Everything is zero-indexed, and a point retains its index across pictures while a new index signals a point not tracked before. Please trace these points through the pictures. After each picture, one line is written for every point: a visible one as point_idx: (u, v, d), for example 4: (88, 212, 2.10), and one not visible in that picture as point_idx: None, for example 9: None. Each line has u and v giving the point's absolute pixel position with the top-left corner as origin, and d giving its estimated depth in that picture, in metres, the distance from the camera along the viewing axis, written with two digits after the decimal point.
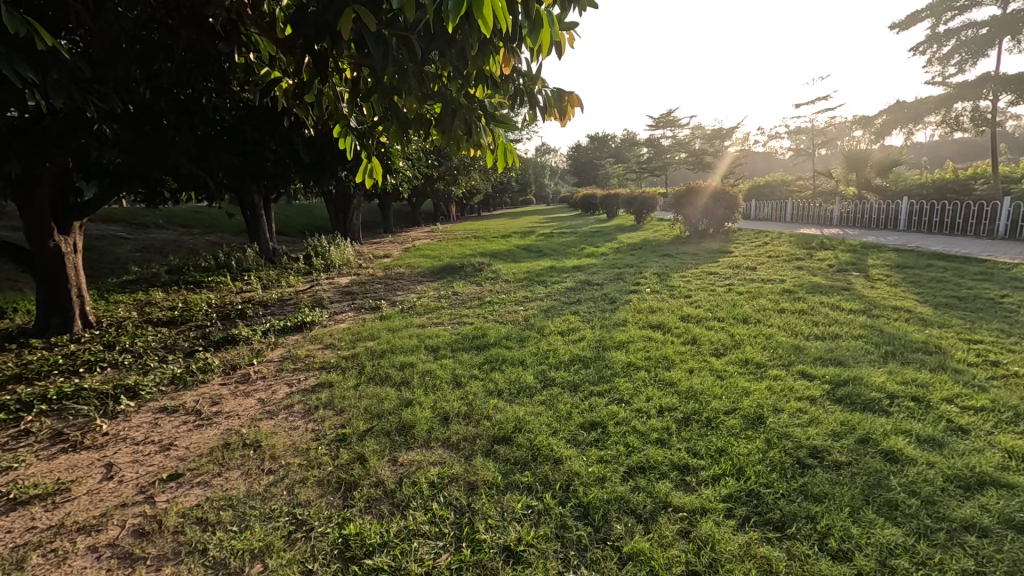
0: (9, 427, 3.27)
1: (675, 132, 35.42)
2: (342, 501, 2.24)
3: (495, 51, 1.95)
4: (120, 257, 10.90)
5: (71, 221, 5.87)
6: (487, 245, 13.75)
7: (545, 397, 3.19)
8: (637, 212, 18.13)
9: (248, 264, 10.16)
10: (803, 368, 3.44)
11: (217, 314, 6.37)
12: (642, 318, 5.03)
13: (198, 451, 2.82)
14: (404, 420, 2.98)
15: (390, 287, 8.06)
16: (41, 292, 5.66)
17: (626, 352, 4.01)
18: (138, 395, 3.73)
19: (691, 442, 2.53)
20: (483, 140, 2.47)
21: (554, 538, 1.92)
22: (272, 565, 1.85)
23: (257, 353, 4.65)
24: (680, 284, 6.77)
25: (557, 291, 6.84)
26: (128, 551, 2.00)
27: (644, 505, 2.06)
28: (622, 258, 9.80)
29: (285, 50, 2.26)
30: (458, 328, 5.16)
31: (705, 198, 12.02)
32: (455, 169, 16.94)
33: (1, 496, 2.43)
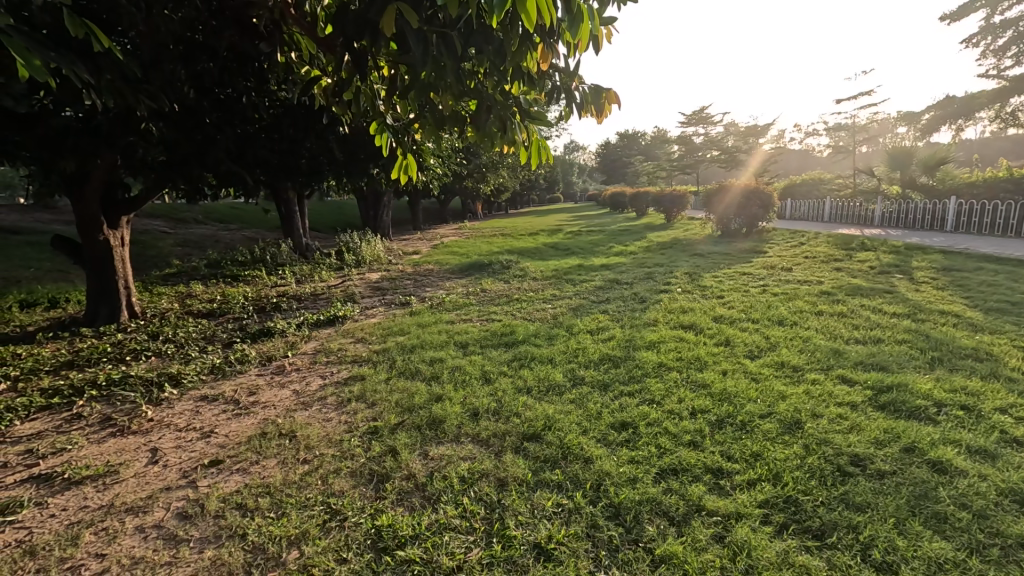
0: (63, 411, 3.45)
1: (707, 129, 34.74)
2: (374, 493, 2.28)
3: (533, 49, 1.94)
4: (163, 251, 11.36)
5: (119, 216, 6.14)
6: (516, 243, 13.75)
7: (575, 396, 3.18)
8: (667, 211, 17.85)
9: (282, 258, 10.44)
10: (843, 373, 3.32)
11: (254, 307, 6.57)
12: (673, 318, 4.96)
13: (237, 439, 2.91)
14: (434, 415, 3.01)
15: (419, 284, 8.16)
16: (91, 283, 5.94)
17: (657, 352, 3.96)
18: (180, 383, 3.88)
19: (725, 446, 2.48)
20: (518, 137, 2.47)
21: (585, 537, 1.91)
22: (308, 552, 1.90)
23: (292, 346, 4.78)
24: (712, 284, 6.63)
25: (586, 290, 6.79)
26: (172, 533, 2.09)
27: (677, 507, 2.03)
28: (652, 257, 9.68)
29: (326, 48, 2.30)
30: (487, 325, 5.19)
31: (741, 195, 11.70)
32: (484, 167, 16.99)
33: (57, 476, 2.56)
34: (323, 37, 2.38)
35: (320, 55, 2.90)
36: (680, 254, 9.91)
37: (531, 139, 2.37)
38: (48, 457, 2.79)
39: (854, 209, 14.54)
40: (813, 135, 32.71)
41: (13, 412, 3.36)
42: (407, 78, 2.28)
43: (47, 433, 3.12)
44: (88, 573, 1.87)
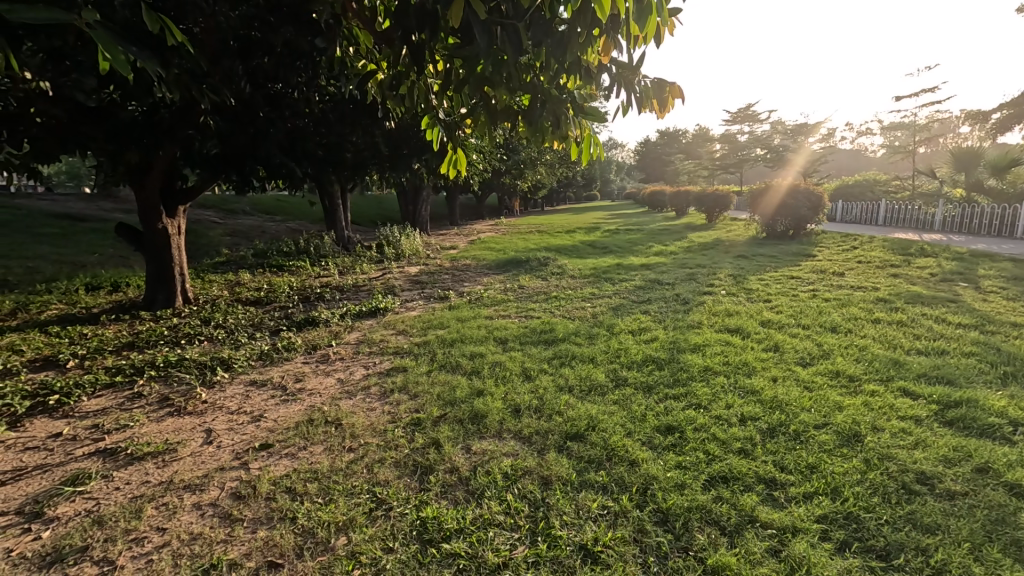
0: (125, 389, 3.64)
1: (753, 127, 33.63)
2: (418, 484, 2.30)
3: (595, 39, 1.87)
4: (213, 240, 11.85)
5: (176, 205, 6.43)
6: (552, 240, 13.65)
7: (617, 396, 3.13)
8: (709, 211, 17.38)
9: (325, 249, 10.73)
10: (905, 386, 3.14)
11: (299, 296, 6.76)
12: (717, 321, 4.82)
13: (285, 424, 3.00)
14: (477, 410, 3.01)
15: (457, 278, 8.22)
16: (150, 269, 6.24)
17: (702, 355, 3.84)
18: (231, 367, 4.03)
19: (778, 456, 2.38)
20: (571, 133, 2.41)
21: (632, 542, 1.87)
22: (356, 539, 1.93)
23: (336, 335, 4.89)
24: (759, 287, 6.41)
25: (625, 289, 6.69)
26: (227, 512, 2.16)
27: (729, 516, 1.97)
28: (693, 258, 9.46)
29: (384, 42, 2.31)
30: (526, 321, 5.18)
31: (786, 198, 11.35)
32: (523, 163, 16.96)
33: (120, 451, 2.70)
34: (382, 29, 2.39)
35: (375, 50, 2.91)
36: (723, 255, 9.64)
37: (584, 135, 2.34)
38: (112, 432, 2.94)
39: (913, 212, 13.77)
40: (867, 134, 31.18)
41: (81, 388, 3.57)
42: (464, 70, 2.27)
43: (111, 410, 3.30)
44: (151, 545, 1.96)
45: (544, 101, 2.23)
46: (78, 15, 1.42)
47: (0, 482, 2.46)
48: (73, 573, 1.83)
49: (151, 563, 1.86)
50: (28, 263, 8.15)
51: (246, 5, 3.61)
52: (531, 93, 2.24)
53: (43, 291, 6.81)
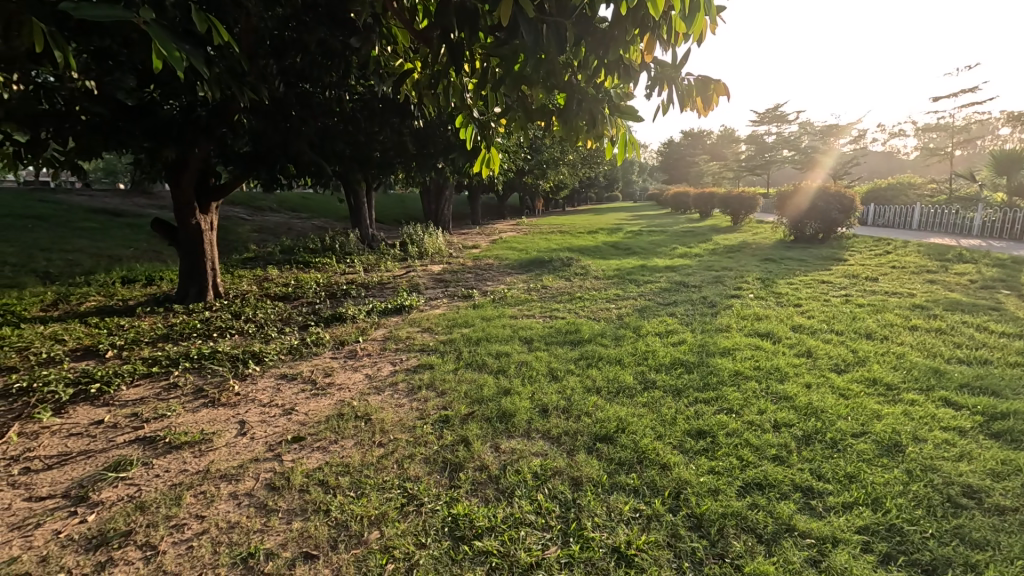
0: (161, 380, 3.75)
1: (781, 128, 32.99)
2: (448, 481, 2.31)
3: (635, 37, 1.84)
4: (242, 236, 12.11)
5: (209, 201, 6.57)
6: (574, 240, 13.59)
7: (646, 399, 3.09)
8: (735, 213, 17.08)
9: (350, 247, 10.87)
10: (947, 396, 3.03)
11: (325, 293, 6.86)
12: (747, 325, 4.73)
13: (316, 418, 3.05)
14: (504, 409, 3.01)
15: (481, 277, 8.24)
16: (183, 263, 6.40)
17: (732, 359, 3.78)
18: (262, 361, 4.12)
19: (815, 464, 2.32)
20: (606, 131, 2.38)
21: (666, 546, 1.85)
22: (388, 534, 1.95)
23: (362, 331, 4.95)
24: (788, 291, 6.28)
25: (651, 291, 6.62)
26: (263, 502, 2.20)
27: (766, 525, 1.93)
28: (719, 260, 9.31)
29: (422, 41, 2.32)
30: (550, 321, 5.16)
31: (816, 200, 11.10)
32: (546, 163, 16.93)
33: (159, 440, 2.78)
34: (421, 28, 2.40)
35: (411, 49, 2.93)
36: (750, 258, 9.47)
37: (620, 134, 2.30)
38: (151, 421, 3.03)
39: (950, 216, 13.30)
40: (900, 136, 30.27)
41: (120, 377, 3.68)
42: (501, 69, 2.26)
43: (149, 399, 3.40)
44: (192, 532, 2.01)
45: (580, 100, 2.21)
46: (137, 14, 1.45)
47: (47, 466, 2.56)
48: (118, 556, 1.88)
49: (192, 549, 1.92)
50: (68, 255, 8.44)
51: (283, 6, 3.67)
52: (567, 92, 2.22)
53: (82, 283, 7.05)
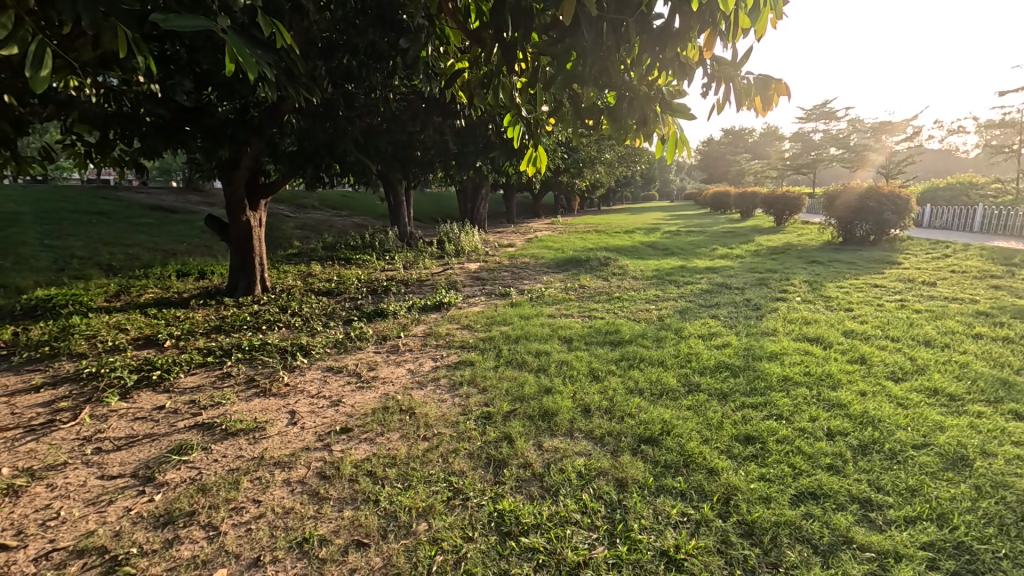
0: (216, 369, 3.93)
1: (828, 126, 31.71)
2: (492, 477, 2.34)
3: (693, 34, 1.82)
4: (286, 233, 12.53)
5: (259, 199, 6.82)
6: (610, 240, 13.46)
7: (691, 402, 3.03)
8: (778, 214, 16.52)
9: (389, 244, 11.09)
10: (1018, 408, 2.86)
11: (367, 289, 7.02)
12: (795, 329, 4.57)
13: (362, 410, 3.13)
14: (546, 407, 3.02)
15: (517, 276, 8.26)
16: (234, 258, 6.67)
17: (780, 364, 3.66)
18: (309, 353, 4.26)
19: (873, 475, 2.23)
20: (657, 131, 2.34)
21: (716, 553, 1.82)
22: (436, 526, 1.99)
23: (404, 327, 5.05)
24: (838, 295, 6.04)
25: (691, 293, 6.47)
26: (315, 490, 2.28)
27: (822, 536, 1.87)
28: (763, 262, 9.03)
29: (476, 42, 2.34)
30: (589, 321, 5.13)
31: (867, 200, 10.60)
32: (583, 162, 16.80)
33: (217, 426, 2.92)
34: (474, 29, 2.42)
35: (462, 50, 2.97)
36: (796, 260, 9.14)
37: (671, 133, 2.27)
38: (208, 408, 3.18)
39: (1017, 219, 12.48)
40: (961, 133, 28.56)
41: (178, 366, 3.87)
42: (551, 68, 2.27)
43: (206, 387, 3.57)
44: (249, 515, 2.10)
45: (631, 99, 2.20)
46: (215, 21, 1.52)
47: (116, 447, 2.72)
48: (183, 535, 1.99)
49: (251, 531, 2.00)
50: (129, 249, 8.94)
51: (336, 8, 3.78)
52: (618, 91, 2.22)
53: (142, 276, 7.45)
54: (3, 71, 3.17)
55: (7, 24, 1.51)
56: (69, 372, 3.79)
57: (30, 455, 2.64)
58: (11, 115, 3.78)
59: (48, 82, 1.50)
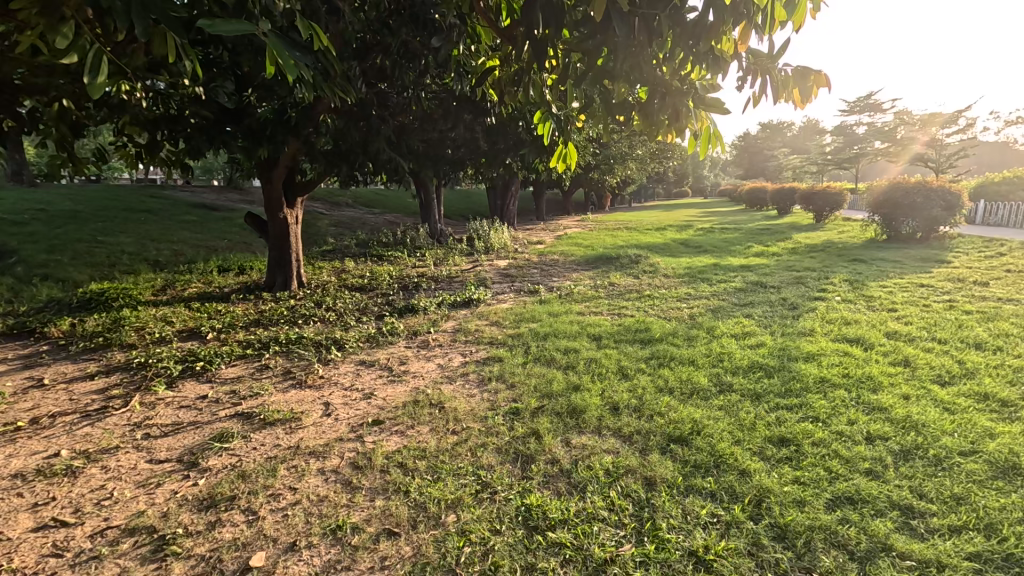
0: (255, 361, 4.08)
1: (873, 118, 30.38)
2: (520, 472, 2.35)
3: (727, 27, 1.77)
4: (321, 230, 12.85)
5: (296, 197, 7.03)
6: (641, 237, 13.27)
7: (723, 402, 2.98)
8: (818, 210, 15.96)
9: (420, 241, 11.24)
10: None
11: (398, 285, 7.15)
12: (834, 330, 4.42)
13: (393, 403, 3.20)
14: (574, 404, 3.02)
15: (547, 273, 8.25)
16: (272, 254, 6.90)
17: (818, 365, 3.56)
18: (343, 347, 4.37)
19: (915, 481, 2.15)
20: (689, 125, 2.32)
21: (747, 555, 1.79)
22: (464, 518, 2.02)
23: (434, 323, 5.12)
24: (880, 294, 5.81)
25: (725, 291, 6.32)
26: (347, 479, 2.35)
27: (859, 541, 1.82)
28: (800, 260, 8.76)
29: (507, 40, 2.35)
30: (619, 319, 5.09)
31: (917, 197, 10.09)
32: (614, 158, 16.60)
33: (256, 415, 3.03)
34: (505, 27, 2.43)
35: (493, 47, 2.98)
36: (836, 258, 8.81)
37: (704, 128, 2.24)
38: (248, 398, 3.31)
39: None
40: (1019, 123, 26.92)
41: (220, 357, 4.04)
42: (582, 65, 2.26)
43: (245, 378, 3.72)
44: (286, 501, 2.18)
45: (663, 94, 2.17)
46: (255, 26, 1.58)
47: (163, 433, 2.86)
48: (225, 518, 2.08)
49: (287, 517, 2.08)
50: (175, 245, 9.34)
51: (371, 10, 3.85)
52: (650, 87, 2.20)
53: (186, 271, 7.78)
54: (62, 77, 3.35)
55: (67, 34, 1.61)
56: (119, 361, 4.00)
57: (86, 438, 2.80)
58: (69, 118, 4.01)
59: (104, 88, 1.59)
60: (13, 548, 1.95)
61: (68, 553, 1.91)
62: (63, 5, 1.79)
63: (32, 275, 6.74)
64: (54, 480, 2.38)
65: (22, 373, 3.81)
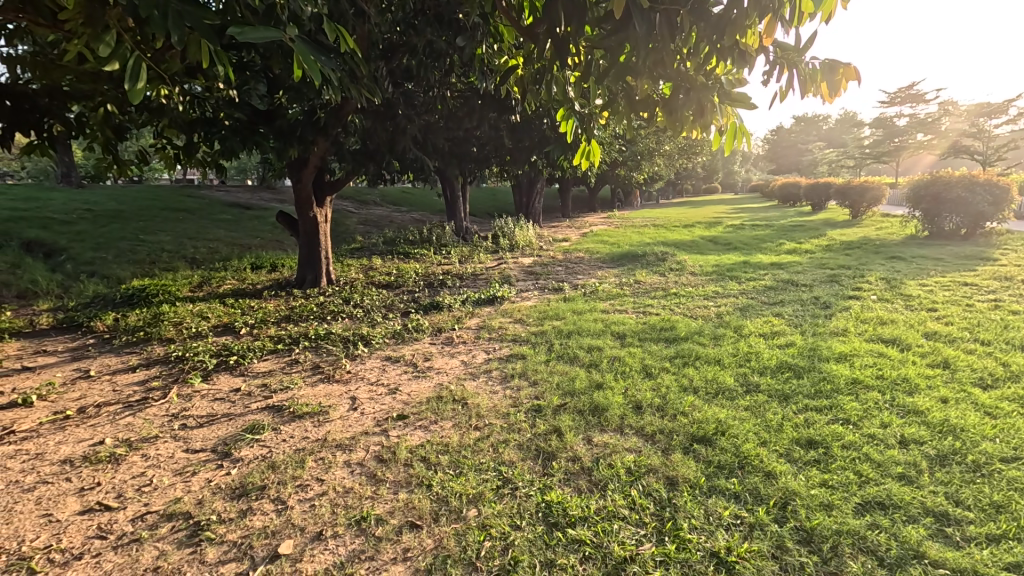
0: (285, 355, 4.20)
1: (915, 109, 29.10)
2: (541, 469, 2.37)
3: (751, 20, 1.74)
4: (350, 228, 13.10)
5: (325, 195, 7.19)
6: (668, 234, 13.06)
7: (749, 403, 2.93)
8: (854, 206, 15.42)
9: (446, 238, 11.35)
10: None
11: (424, 282, 7.24)
12: (868, 330, 4.28)
13: (417, 398, 3.26)
14: (597, 402, 3.01)
15: (571, 271, 8.22)
16: (302, 252, 7.07)
17: (849, 366, 3.45)
18: (370, 343, 4.46)
19: (951, 487, 2.07)
20: (715, 121, 2.29)
21: (771, 558, 1.76)
22: (485, 513, 2.05)
23: (458, 320, 5.17)
24: (920, 294, 5.58)
25: (754, 289, 6.18)
26: (372, 472, 2.40)
27: (888, 548, 1.77)
28: (834, 257, 8.48)
29: (530, 38, 2.36)
30: (644, 317, 5.05)
31: (958, 190, 9.64)
32: (641, 154, 16.39)
33: (285, 409, 3.13)
34: (527, 25, 2.43)
35: (516, 45, 3.00)
36: (873, 255, 8.50)
37: (731, 124, 2.21)
38: (278, 392, 3.42)
39: None
40: None
41: (252, 352, 4.17)
42: (605, 61, 2.25)
43: (276, 372, 3.84)
44: (313, 492, 2.25)
45: (688, 89, 2.14)
46: (284, 30, 1.63)
47: (199, 424, 2.98)
48: (256, 506, 2.16)
49: (314, 507, 2.15)
50: (211, 243, 9.68)
51: (397, 11, 3.92)
52: (674, 82, 2.18)
53: (221, 268, 8.05)
54: (107, 83, 3.52)
55: (110, 42, 1.69)
56: (159, 355, 4.18)
57: (127, 427, 2.95)
58: (112, 123, 4.20)
59: (144, 93, 1.67)
60: (62, 529, 2.07)
61: (111, 536, 2.02)
62: (106, 15, 1.88)
63: (79, 272, 7.09)
64: (99, 467, 2.51)
65: (70, 365, 4.01)
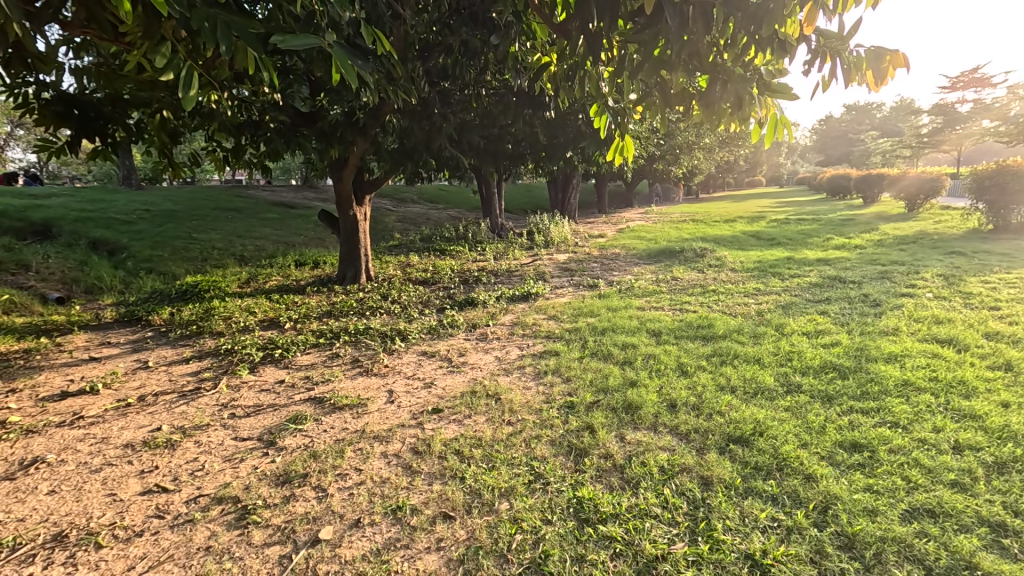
0: (326, 349, 4.35)
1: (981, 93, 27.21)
2: (573, 465, 2.38)
3: (792, 9, 1.67)
4: (388, 226, 13.39)
5: (364, 194, 7.38)
6: (708, 229, 12.73)
7: (789, 403, 2.84)
8: (909, 198, 14.61)
9: (481, 235, 11.43)
10: None
11: (459, 279, 7.33)
12: (922, 329, 4.05)
13: (452, 393, 3.32)
14: (631, 400, 2.98)
15: (607, 267, 8.14)
16: (342, 249, 7.29)
17: (900, 367, 3.29)
18: (406, 338, 4.56)
19: (1009, 497, 1.96)
20: (753, 114, 2.23)
21: (809, 562, 1.72)
22: (516, 506, 2.08)
23: (492, 316, 5.21)
24: (982, 291, 5.24)
25: (798, 286, 5.97)
26: (407, 464, 2.47)
27: (937, 557, 1.69)
28: (886, 253, 8.07)
29: (562, 35, 2.35)
30: (680, 314, 4.96)
31: None
32: (680, 148, 16.00)
33: (326, 401, 3.25)
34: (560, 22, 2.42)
35: (550, 42, 2.99)
36: (929, 250, 8.03)
37: (770, 117, 2.15)
38: (320, 384, 3.56)
39: None
40: None
41: (296, 346, 4.34)
42: (639, 56, 2.22)
43: (318, 365, 3.99)
44: (352, 481, 2.34)
45: (724, 81, 2.08)
46: (324, 36, 1.69)
47: (246, 413, 3.14)
48: (298, 493, 2.27)
49: (352, 495, 2.23)
50: (257, 241, 10.10)
51: (432, 12, 3.97)
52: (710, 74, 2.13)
53: (267, 265, 8.40)
54: (162, 90, 3.72)
55: (166, 54, 1.80)
56: (210, 347, 4.42)
57: (182, 415, 3.14)
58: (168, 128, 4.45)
59: (195, 101, 1.76)
60: (125, 508, 2.23)
61: (168, 516, 2.16)
62: (161, 28, 2.00)
63: (139, 269, 7.54)
64: (157, 451, 2.69)
65: (131, 356, 4.29)
